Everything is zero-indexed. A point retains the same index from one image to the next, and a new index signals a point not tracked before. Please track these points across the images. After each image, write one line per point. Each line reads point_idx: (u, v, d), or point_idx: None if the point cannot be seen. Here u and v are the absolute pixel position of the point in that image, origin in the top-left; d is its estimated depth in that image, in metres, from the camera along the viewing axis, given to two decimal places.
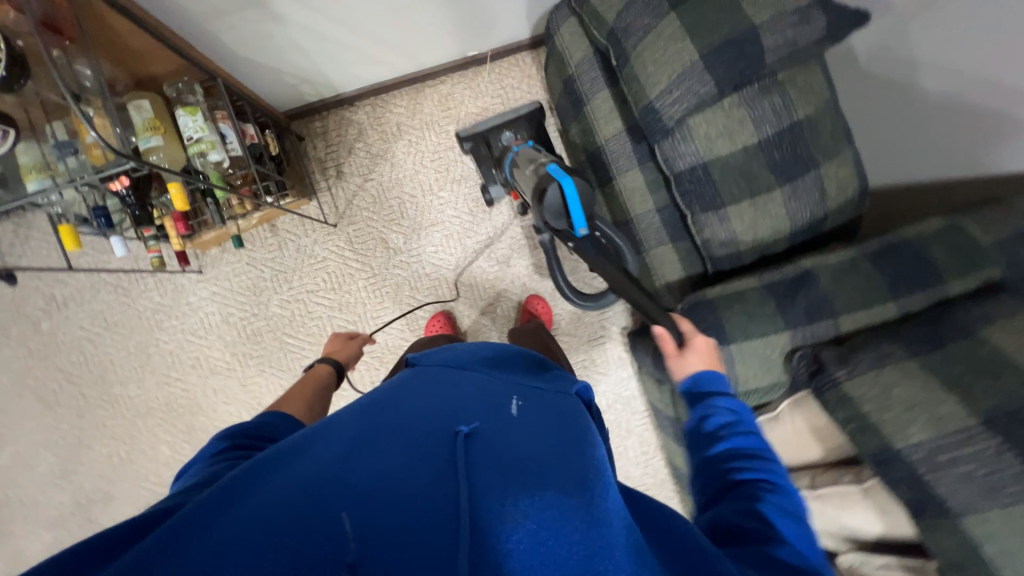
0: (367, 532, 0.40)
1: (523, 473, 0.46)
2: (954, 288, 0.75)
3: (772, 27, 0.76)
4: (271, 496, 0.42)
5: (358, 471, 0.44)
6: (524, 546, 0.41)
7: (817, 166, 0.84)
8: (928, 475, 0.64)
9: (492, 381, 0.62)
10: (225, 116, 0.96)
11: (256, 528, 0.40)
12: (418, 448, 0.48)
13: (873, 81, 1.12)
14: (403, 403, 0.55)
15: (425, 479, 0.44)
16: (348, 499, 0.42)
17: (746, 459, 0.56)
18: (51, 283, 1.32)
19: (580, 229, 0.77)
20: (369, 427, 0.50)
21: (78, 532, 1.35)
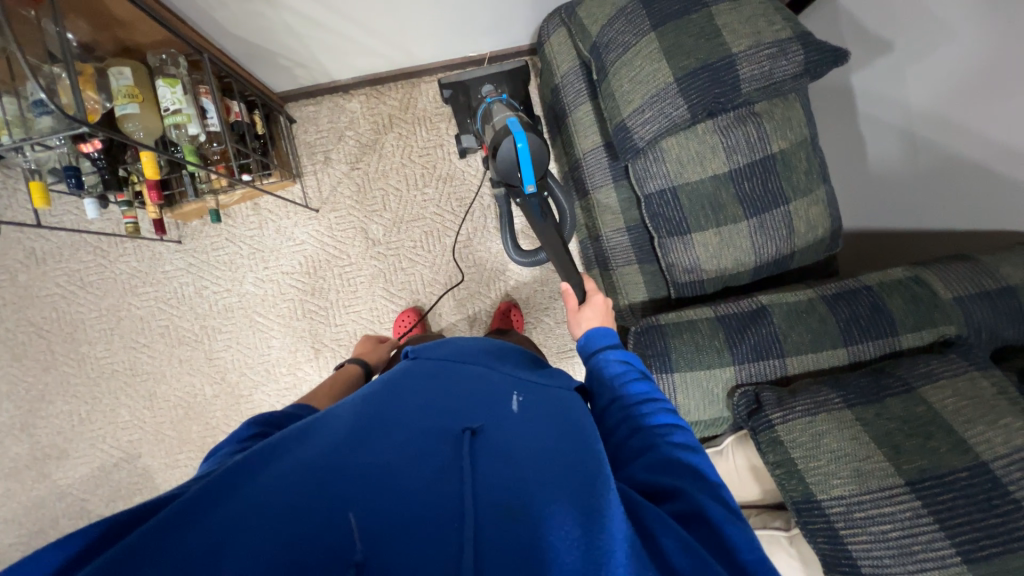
0: (372, 529, 0.38)
1: (524, 467, 0.45)
2: (907, 342, 0.74)
3: (749, 58, 0.75)
4: (271, 485, 0.41)
5: (357, 459, 0.43)
6: (533, 540, 0.40)
7: (787, 203, 0.83)
8: (846, 530, 0.63)
9: (492, 375, 0.61)
10: (208, 91, 0.97)
11: (255, 519, 0.38)
12: (418, 439, 0.47)
13: (867, 122, 1.11)
14: (402, 396, 0.54)
15: (425, 469, 0.43)
16: (354, 496, 0.40)
17: (644, 404, 0.60)
18: (32, 237, 1.34)
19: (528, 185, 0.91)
20: (367, 422, 0.49)
21: (31, 486, 1.36)
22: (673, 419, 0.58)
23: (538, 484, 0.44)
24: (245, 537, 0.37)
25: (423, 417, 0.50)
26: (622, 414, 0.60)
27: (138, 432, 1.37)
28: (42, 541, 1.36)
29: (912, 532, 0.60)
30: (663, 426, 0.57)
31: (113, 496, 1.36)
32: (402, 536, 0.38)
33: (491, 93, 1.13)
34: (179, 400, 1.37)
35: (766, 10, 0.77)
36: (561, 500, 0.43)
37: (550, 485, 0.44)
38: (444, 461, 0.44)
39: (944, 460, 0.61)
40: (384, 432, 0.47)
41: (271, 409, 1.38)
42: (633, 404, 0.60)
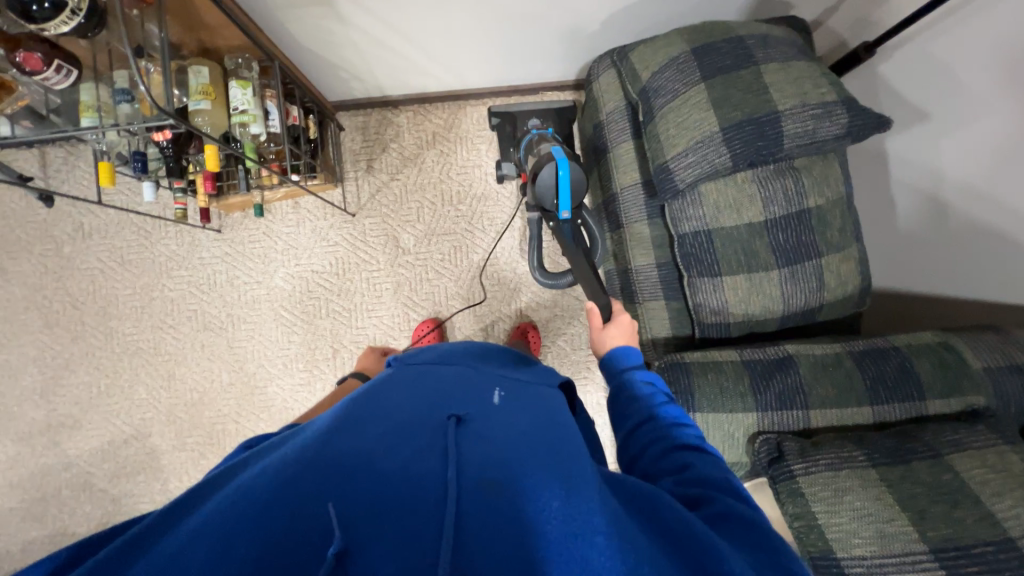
0: (351, 507, 0.40)
1: (499, 452, 0.47)
2: (934, 407, 0.74)
3: (795, 115, 0.79)
4: (252, 478, 0.44)
5: (336, 448, 0.46)
6: (508, 519, 0.41)
7: (820, 256, 0.85)
8: None
9: (466, 376, 0.64)
10: (273, 95, 1.03)
11: (233, 510, 0.40)
12: (400, 431, 0.50)
13: (901, 186, 1.13)
14: (387, 397, 0.58)
15: (399, 455, 0.46)
16: (333, 479, 0.43)
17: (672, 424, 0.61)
18: (82, 212, 1.40)
19: (564, 211, 0.96)
20: (354, 416, 0.53)
21: (40, 452, 1.38)
22: (701, 444, 0.59)
23: (512, 467, 0.46)
24: (226, 526, 0.39)
25: (407, 415, 0.53)
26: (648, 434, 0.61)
27: (152, 412, 1.39)
28: (42, 509, 1.36)
29: None
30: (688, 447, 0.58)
31: (118, 472, 1.38)
32: (380, 514, 0.40)
33: (537, 127, 1.18)
34: (195, 383, 1.40)
35: (813, 73, 0.81)
36: (535, 480, 0.45)
37: (523, 468, 0.46)
38: (419, 447, 0.47)
39: (969, 530, 0.61)
40: (366, 427, 0.51)
41: (283, 403, 1.39)
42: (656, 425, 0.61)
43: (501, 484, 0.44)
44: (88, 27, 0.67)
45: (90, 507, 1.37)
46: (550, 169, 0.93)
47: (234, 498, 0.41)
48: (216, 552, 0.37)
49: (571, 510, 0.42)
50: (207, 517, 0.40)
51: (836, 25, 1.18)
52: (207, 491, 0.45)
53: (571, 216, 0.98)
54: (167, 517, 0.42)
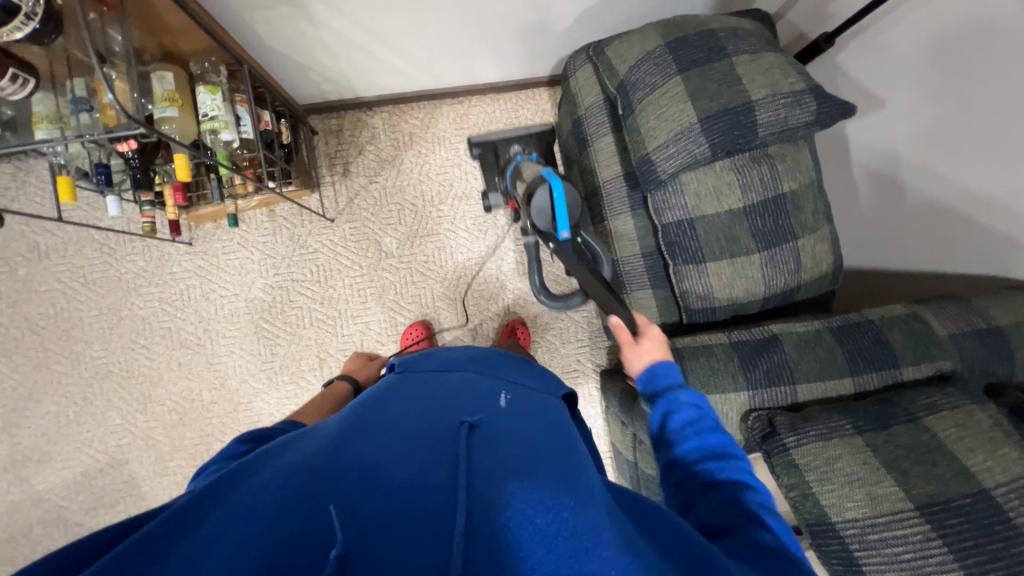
0: (361, 519, 0.40)
1: (508, 461, 0.48)
2: (907, 373, 0.79)
3: (767, 104, 0.82)
4: (262, 487, 0.43)
5: (347, 459, 0.46)
6: (516, 525, 0.41)
7: (796, 239, 0.89)
8: (860, 553, 0.65)
9: (474, 385, 0.65)
10: (244, 100, 0.99)
11: (243, 522, 0.39)
12: (411, 443, 0.49)
13: (862, 169, 1.20)
14: (393, 409, 0.58)
15: (409, 467, 0.46)
16: (343, 491, 0.42)
17: (718, 458, 0.60)
18: (37, 231, 1.32)
19: (563, 231, 0.89)
20: (362, 429, 0.52)
21: (6, 489, 1.29)
22: (746, 480, 0.57)
23: (519, 475, 0.46)
24: (238, 531, 0.38)
25: (416, 426, 0.53)
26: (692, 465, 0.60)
27: (128, 437, 1.33)
28: (13, 550, 1.28)
29: (924, 554, 0.62)
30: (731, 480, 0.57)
31: (94, 503, 1.30)
32: (388, 522, 0.40)
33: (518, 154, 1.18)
34: (174, 404, 1.34)
35: (781, 63, 0.84)
36: (543, 488, 0.45)
37: (530, 477, 0.46)
38: (428, 457, 0.47)
39: (949, 486, 0.65)
40: (375, 439, 0.50)
41: (270, 417, 1.35)
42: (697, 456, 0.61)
43: (511, 493, 0.44)
44: (46, 34, 0.64)
45: (66, 543, 1.29)
46: (541, 186, 0.87)
47: (246, 508, 0.41)
48: (228, 561, 0.36)
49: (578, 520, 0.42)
50: (218, 526, 0.39)
51: (796, 17, 1.23)
52: (217, 492, 0.43)
53: (570, 234, 0.90)
54: (182, 517, 0.40)
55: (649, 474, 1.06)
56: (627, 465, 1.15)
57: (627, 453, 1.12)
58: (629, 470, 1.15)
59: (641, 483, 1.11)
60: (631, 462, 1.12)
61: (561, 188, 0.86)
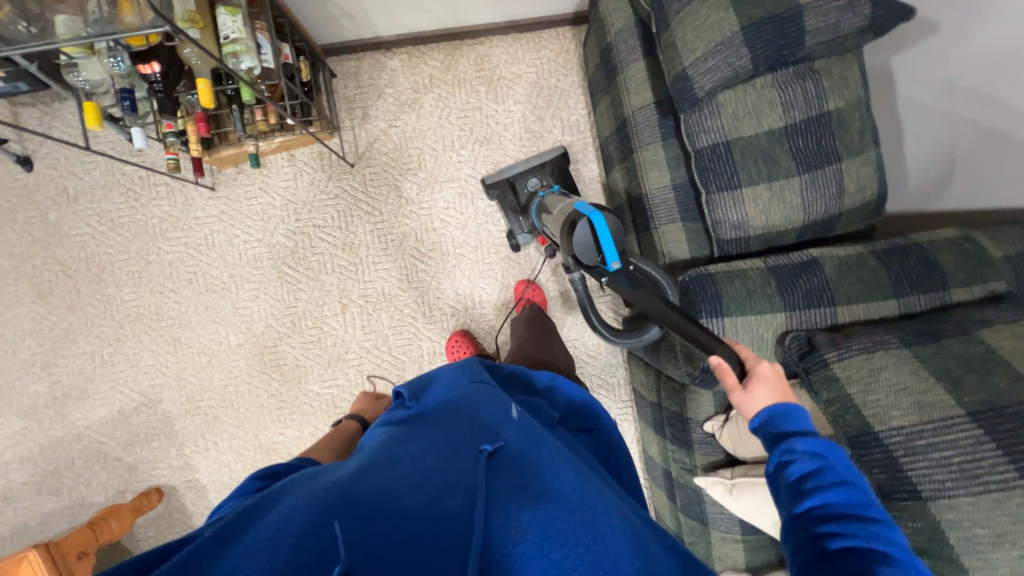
0: (384, 544, 0.42)
1: (525, 495, 0.50)
2: (956, 295, 0.75)
3: (816, 8, 0.77)
4: (294, 508, 0.45)
5: (371, 485, 0.47)
6: (529, 556, 0.45)
7: (839, 161, 0.84)
8: (905, 459, 0.65)
9: (490, 397, 0.65)
10: (265, 27, 0.97)
11: (272, 545, 0.41)
12: (432, 465, 0.51)
13: (909, 104, 1.12)
14: (413, 427, 0.60)
15: (430, 497, 0.47)
16: (368, 512, 0.44)
17: (841, 518, 0.56)
18: (66, 176, 1.33)
19: (613, 263, 0.75)
20: (386, 449, 0.54)
21: (48, 426, 1.35)
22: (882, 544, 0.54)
23: (531, 504, 0.49)
24: (272, 550, 0.41)
25: (437, 447, 0.55)
26: (828, 536, 0.56)
27: (160, 377, 1.36)
28: (57, 482, 1.34)
29: (974, 456, 0.62)
30: (885, 554, 0.54)
31: (131, 440, 1.36)
32: (406, 548, 0.42)
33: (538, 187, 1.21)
34: (203, 347, 1.37)
35: None
36: (560, 523, 0.48)
37: (546, 512, 0.48)
38: (448, 489, 0.49)
39: (1004, 393, 0.63)
40: (399, 459, 0.52)
41: (295, 361, 1.38)
42: (833, 515, 0.57)
43: (528, 523, 0.47)
44: None
45: (106, 476, 1.35)
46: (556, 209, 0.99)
47: (278, 527, 0.42)
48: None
49: (589, 555, 0.45)
50: (249, 554, 0.41)
51: None
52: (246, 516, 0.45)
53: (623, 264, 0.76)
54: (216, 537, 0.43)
55: (674, 412, 1.05)
56: (650, 408, 1.15)
57: (651, 395, 1.11)
58: (651, 413, 1.14)
59: (664, 424, 1.10)
60: (655, 404, 1.11)
61: (602, 218, 0.75)
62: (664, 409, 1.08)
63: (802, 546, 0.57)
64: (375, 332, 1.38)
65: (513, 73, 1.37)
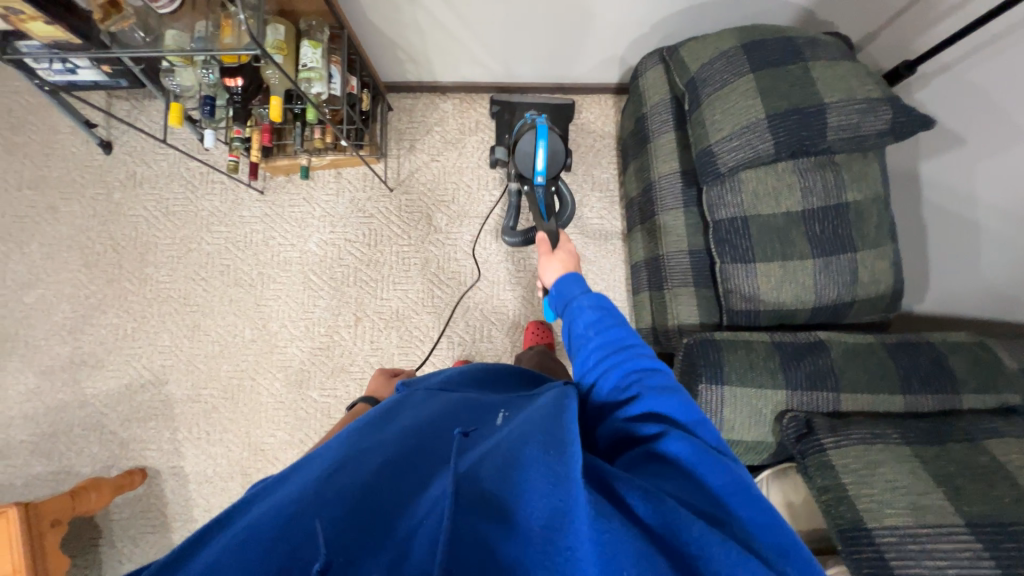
0: (350, 534, 0.38)
1: (502, 465, 0.46)
2: (967, 401, 0.73)
3: (839, 108, 0.82)
4: (264, 511, 0.40)
5: (342, 479, 0.43)
6: (510, 534, 0.40)
7: (854, 251, 0.86)
8: (897, 564, 0.61)
9: (474, 400, 0.62)
10: (339, 61, 1.09)
11: (234, 553, 0.36)
12: (406, 456, 0.48)
13: (934, 208, 1.15)
14: (394, 423, 0.56)
15: (402, 486, 0.44)
16: (335, 503, 0.40)
17: (607, 361, 0.63)
18: (137, 162, 1.47)
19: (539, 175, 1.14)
20: (362, 443, 0.51)
21: (59, 388, 1.40)
22: (644, 371, 0.61)
23: (512, 476, 0.45)
24: (234, 556, 0.36)
25: (413, 437, 0.51)
26: (600, 383, 0.63)
27: (172, 359, 1.41)
28: (51, 445, 1.37)
29: (971, 573, 0.58)
30: (636, 374, 0.61)
31: (130, 416, 1.39)
32: (379, 528, 0.39)
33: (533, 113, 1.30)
34: (218, 336, 1.42)
35: (859, 72, 0.85)
36: (531, 477, 0.44)
37: (520, 475, 0.45)
38: (423, 479, 0.46)
39: (1009, 509, 0.60)
40: (374, 451, 0.49)
41: (301, 364, 1.41)
42: (601, 360, 0.64)
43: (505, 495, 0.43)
44: None
45: (98, 448, 1.37)
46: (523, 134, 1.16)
47: (243, 535, 0.38)
48: None
49: (562, 500, 0.42)
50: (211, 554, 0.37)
51: (875, 51, 1.23)
52: (211, 529, 0.40)
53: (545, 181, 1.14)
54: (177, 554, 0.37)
55: None
56: None
57: None
58: None
59: None
60: None
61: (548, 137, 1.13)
62: None
63: (590, 391, 0.64)
64: (382, 348, 1.41)
65: None
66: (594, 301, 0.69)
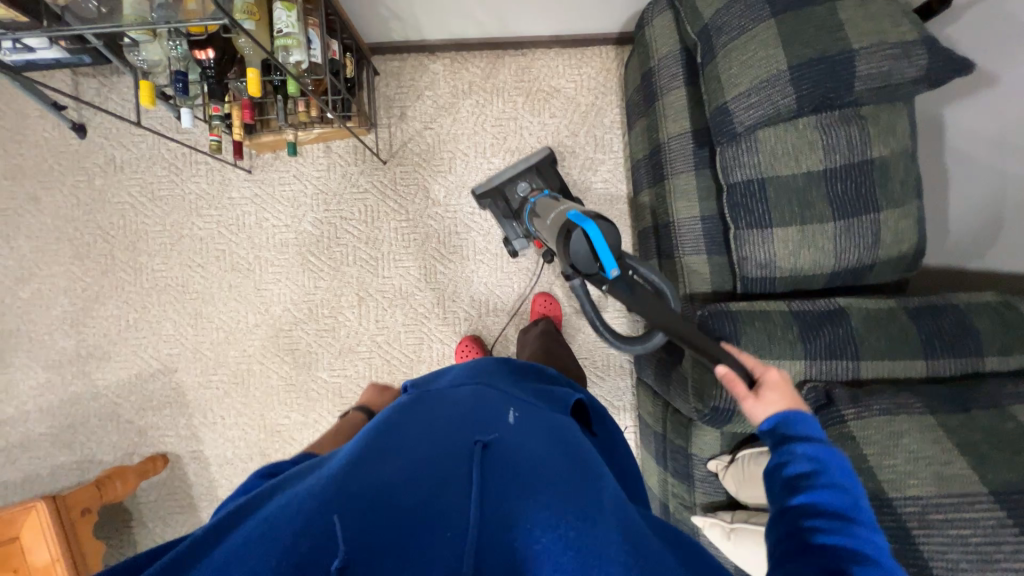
0: (366, 537, 0.40)
1: (522, 482, 0.47)
2: (990, 363, 0.74)
3: (870, 54, 0.75)
4: (283, 510, 0.43)
5: (361, 483, 0.45)
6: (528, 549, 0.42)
7: (877, 211, 0.81)
8: (919, 531, 0.64)
9: (490, 398, 0.62)
10: (316, 24, 1.00)
11: (256, 550, 0.40)
12: (425, 459, 0.49)
13: (958, 155, 1.08)
14: (408, 424, 0.57)
15: (425, 487, 0.45)
16: (354, 507, 0.42)
17: (826, 516, 0.52)
18: (115, 146, 1.40)
19: (610, 271, 0.71)
20: (376, 447, 0.51)
21: (70, 381, 1.40)
22: (865, 544, 0.51)
23: (530, 493, 0.46)
24: (257, 554, 0.39)
25: (430, 442, 0.52)
26: (811, 529, 0.52)
27: (178, 347, 1.41)
28: (70, 436, 1.39)
29: (997, 539, 0.60)
30: (859, 552, 0.50)
31: (144, 404, 1.40)
32: (396, 522, 0.42)
33: (529, 191, 1.15)
34: (222, 323, 1.41)
35: (892, 11, 0.77)
36: (554, 497, 0.46)
37: (542, 493, 0.47)
38: (442, 476, 0.47)
39: None
40: (390, 457, 0.50)
41: (307, 347, 1.40)
42: (823, 514, 0.53)
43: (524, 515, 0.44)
44: None
45: (117, 436, 1.39)
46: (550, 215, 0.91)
47: (268, 532, 0.41)
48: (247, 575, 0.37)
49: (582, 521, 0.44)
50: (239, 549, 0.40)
51: None
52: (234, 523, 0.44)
53: (622, 271, 0.72)
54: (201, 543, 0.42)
55: (677, 446, 1.02)
56: (653, 438, 1.12)
57: (655, 425, 1.09)
58: (654, 443, 1.12)
59: (665, 456, 1.07)
60: (658, 434, 1.08)
61: (595, 227, 0.72)
62: (667, 441, 1.05)
63: (784, 518, 0.55)
64: (388, 327, 1.39)
65: (553, 87, 1.37)
66: (825, 454, 0.58)
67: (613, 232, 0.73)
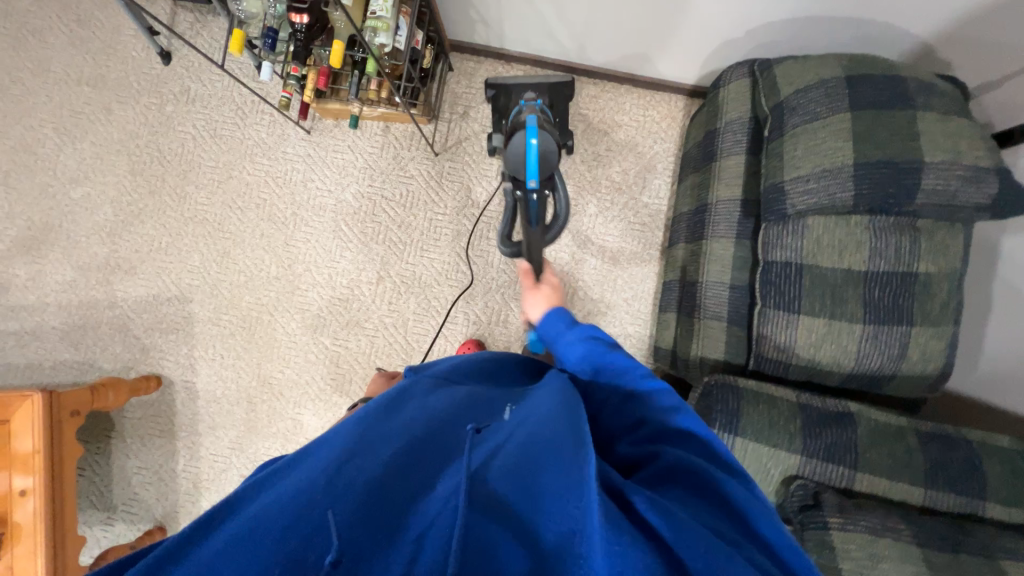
0: (360, 529, 0.38)
1: (518, 465, 0.46)
2: (992, 511, 0.73)
3: (937, 171, 0.75)
4: (273, 500, 0.40)
5: (356, 470, 0.43)
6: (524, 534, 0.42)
7: (911, 324, 0.80)
8: None
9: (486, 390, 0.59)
10: (408, 13, 1.04)
11: (245, 547, 0.37)
12: (419, 446, 0.47)
13: (1008, 288, 1.05)
14: (402, 406, 0.54)
15: (419, 477, 0.44)
16: (344, 497, 0.40)
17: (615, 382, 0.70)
18: (193, 79, 1.47)
19: (530, 181, 0.85)
20: (371, 430, 0.48)
21: (92, 285, 1.46)
22: (644, 387, 0.68)
23: (529, 482, 0.45)
24: (245, 553, 0.36)
25: (424, 425, 0.50)
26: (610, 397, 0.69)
27: (199, 279, 1.45)
28: (79, 337, 1.45)
29: None
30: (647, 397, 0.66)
31: (153, 325, 1.45)
32: (393, 516, 0.41)
33: (529, 100, 1.01)
34: (245, 267, 1.45)
35: (970, 134, 0.77)
36: (549, 479, 0.45)
37: (541, 474, 0.46)
38: (436, 470, 0.46)
39: None
40: (385, 440, 0.47)
41: (318, 310, 1.43)
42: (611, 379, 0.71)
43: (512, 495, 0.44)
44: None
45: (121, 348, 1.44)
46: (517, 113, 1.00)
47: (257, 522, 0.38)
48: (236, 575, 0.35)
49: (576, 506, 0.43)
50: (225, 540, 0.37)
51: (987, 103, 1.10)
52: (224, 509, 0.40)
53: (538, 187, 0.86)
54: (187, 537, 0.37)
55: None
56: None
57: None
58: None
59: None
60: None
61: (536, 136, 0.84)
62: None
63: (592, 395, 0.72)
64: (399, 311, 1.42)
65: (615, 121, 1.39)
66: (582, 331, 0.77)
67: (549, 151, 0.85)
